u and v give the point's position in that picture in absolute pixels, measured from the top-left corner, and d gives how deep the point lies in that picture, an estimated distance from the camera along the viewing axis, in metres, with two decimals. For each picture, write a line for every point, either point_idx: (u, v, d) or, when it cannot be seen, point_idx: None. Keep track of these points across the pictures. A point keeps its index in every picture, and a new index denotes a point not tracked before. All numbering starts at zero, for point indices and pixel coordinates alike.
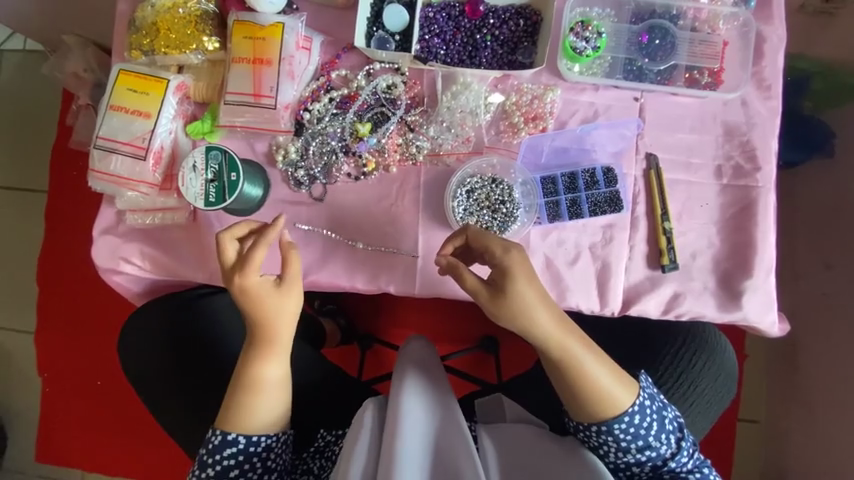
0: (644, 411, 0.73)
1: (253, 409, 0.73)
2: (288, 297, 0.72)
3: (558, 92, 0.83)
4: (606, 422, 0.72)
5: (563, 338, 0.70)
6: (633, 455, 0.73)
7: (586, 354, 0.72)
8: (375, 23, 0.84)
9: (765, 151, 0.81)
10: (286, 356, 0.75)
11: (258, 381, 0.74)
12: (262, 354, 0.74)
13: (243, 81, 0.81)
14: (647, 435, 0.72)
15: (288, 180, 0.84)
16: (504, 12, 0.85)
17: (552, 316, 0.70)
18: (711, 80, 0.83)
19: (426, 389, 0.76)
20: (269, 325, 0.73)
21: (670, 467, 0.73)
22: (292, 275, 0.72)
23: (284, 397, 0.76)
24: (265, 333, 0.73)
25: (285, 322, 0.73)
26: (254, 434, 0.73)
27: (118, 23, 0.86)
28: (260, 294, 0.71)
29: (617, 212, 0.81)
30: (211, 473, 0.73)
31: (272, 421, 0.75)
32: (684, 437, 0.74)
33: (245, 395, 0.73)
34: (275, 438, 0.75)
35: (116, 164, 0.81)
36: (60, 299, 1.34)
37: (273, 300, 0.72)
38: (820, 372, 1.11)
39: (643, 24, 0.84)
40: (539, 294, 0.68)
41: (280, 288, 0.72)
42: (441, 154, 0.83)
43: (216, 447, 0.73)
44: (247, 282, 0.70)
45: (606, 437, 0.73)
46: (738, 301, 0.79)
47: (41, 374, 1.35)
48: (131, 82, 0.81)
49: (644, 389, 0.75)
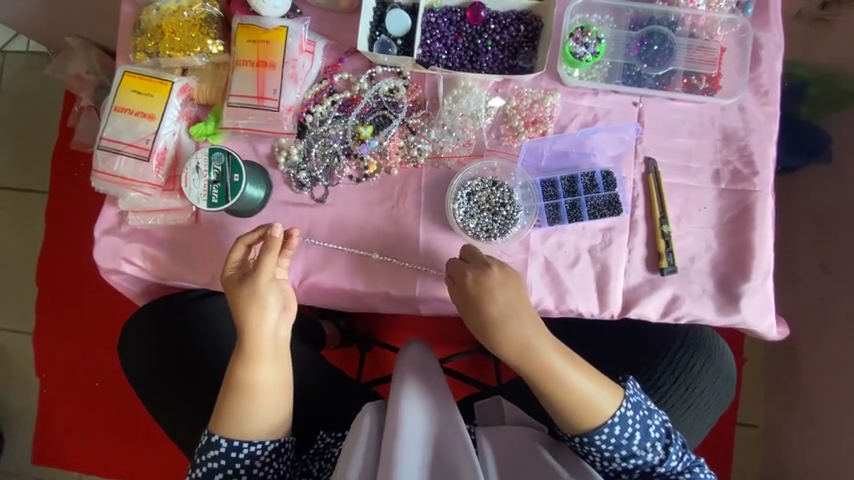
0: (625, 422, 0.73)
1: (246, 415, 0.73)
2: (256, 295, 0.73)
3: (558, 96, 0.84)
4: (586, 433, 0.73)
5: (537, 346, 0.73)
6: (619, 463, 0.74)
7: (561, 364, 0.74)
8: (378, 27, 0.85)
9: (762, 157, 0.82)
10: (277, 364, 0.76)
11: (249, 388, 0.74)
12: (247, 360, 0.74)
13: (247, 83, 0.82)
14: (629, 444, 0.73)
15: (290, 182, 0.84)
16: (505, 18, 0.86)
17: (522, 326, 0.73)
18: (709, 86, 0.84)
19: (424, 397, 0.75)
20: (252, 332, 0.74)
21: (659, 472, 0.73)
22: (263, 272, 0.73)
23: (280, 404, 0.76)
24: (251, 339, 0.74)
25: (264, 330, 0.74)
26: (236, 440, 0.73)
27: (123, 26, 0.87)
28: (233, 294, 0.74)
29: (616, 215, 0.82)
30: (199, 473, 0.73)
31: (269, 426, 0.75)
32: (671, 443, 0.74)
33: (233, 399, 0.74)
34: (260, 447, 0.74)
35: (119, 165, 0.81)
36: (60, 302, 1.34)
37: (240, 297, 0.74)
38: (819, 376, 1.12)
39: (642, 30, 0.85)
40: (516, 303, 0.74)
41: (245, 283, 0.74)
42: (442, 156, 0.84)
43: (203, 446, 0.73)
44: (224, 280, 0.75)
45: (589, 448, 0.74)
46: (737, 304, 0.80)
47: (39, 376, 1.35)
48: (135, 84, 0.82)
49: (629, 399, 0.75)
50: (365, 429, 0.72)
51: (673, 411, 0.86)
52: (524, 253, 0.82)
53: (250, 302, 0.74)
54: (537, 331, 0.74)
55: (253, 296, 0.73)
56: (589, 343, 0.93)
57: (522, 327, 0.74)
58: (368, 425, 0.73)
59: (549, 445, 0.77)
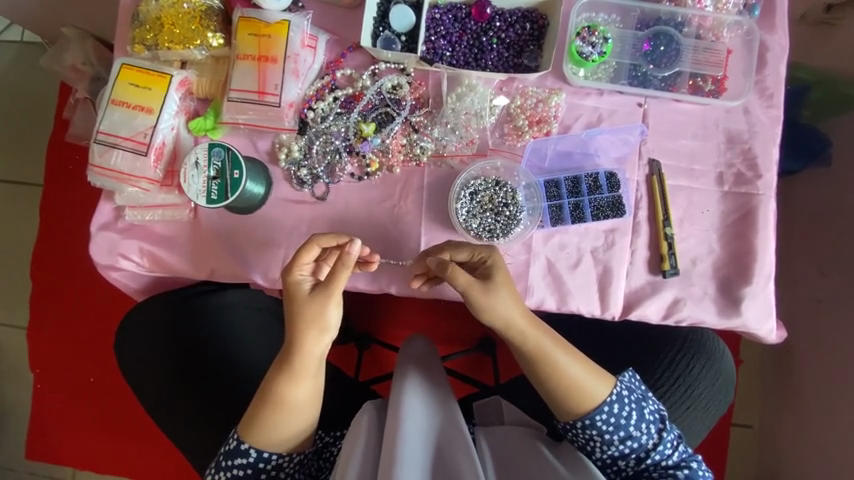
0: (622, 400, 0.74)
1: (286, 423, 0.71)
2: (323, 314, 0.68)
3: (563, 96, 0.83)
4: (587, 416, 0.73)
5: (542, 342, 0.73)
6: (616, 448, 0.74)
7: (561, 353, 0.73)
8: (381, 23, 0.84)
9: (766, 160, 0.81)
10: (315, 380, 0.72)
11: (289, 400, 0.70)
12: (284, 376, 0.70)
13: (247, 77, 0.80)
14: (627, 424, 0.73)
15: (290, 179, 0.83)
16: (511, 15, 0.86)
17: (523, 312, 0.72)
18: (714, 88, 0.83)
19: (425, 386, 0.77)
20: (304, 349, 0.69)
21: (654, 458, 0.73)
22: (338, 288, 0.69)
23: (310, 417, 0.73)
24: (301, 357, 0.70)
25: (319, 349, 0.70)
26: (266, 452, 0.72)
27: (121, 17, 0.85)
28: (296, 299, 0.69)
29: (620, 216, 0.81)
30: (225, 475, 0.73)
31: (302, 434, 0.73)
32: (666, 428, 0.75)
33: (263, 411, 0.71)
34: (284, 457, 0.73)
35: (116, 159, 0.80)
36: (53, 295, 1.33)
37: (304, 311, 0.68)
38: (815, 377, 1.12)
39: (649, 30, 0.84)
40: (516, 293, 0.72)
41: (315, 299, 0.68)
42: (445, 155, 0.83)
43: (230, 452, 0.72)
44: (289, 282, 0.70)
45: (591, 431, 0.74)
46: (738, 307, 0.80)
47: (33, 370, 1.34)
48: (133, 76, 0.80)
49: (621, 381, 0.76)
50: (367, 423, 0.72)
51: (674, 412, 0.86)
52: (527, 253, 0.81)
53: (313, 320, 0.69)
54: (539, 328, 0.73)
55: (317, 315, 0.69)
56: (590, 343, 0.93)
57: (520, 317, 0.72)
58: (368, 421, 0.73)
59: (548, 443, 0.77)
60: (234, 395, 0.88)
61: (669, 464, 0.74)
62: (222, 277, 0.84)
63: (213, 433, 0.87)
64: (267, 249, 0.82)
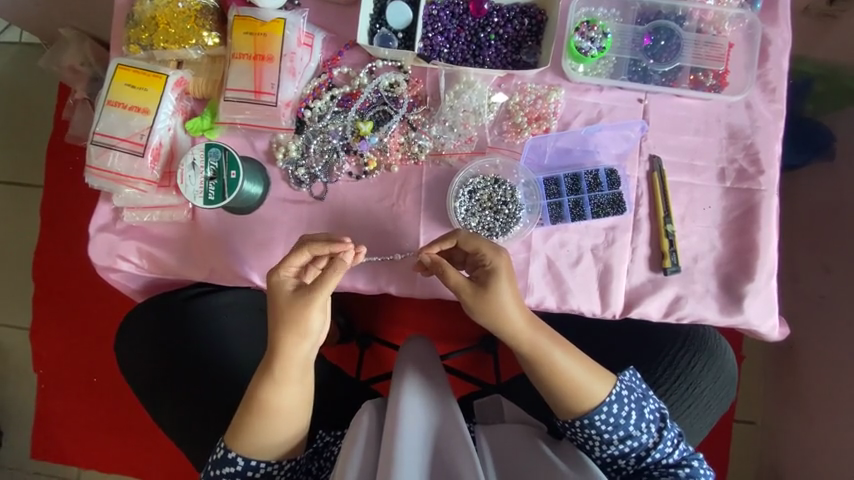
0: (622, 400, 0.73)
1: (275, 427, 0.71)
2: (306, 318, 0.68)
3: (562, 92, 0.82)
4: (586, 415, 0.73)
5: (541, 343, 0.73)
6: (616, 447, 0.74)
7: (558, 351, 0.73)
8: (378, 20, 0.83)
9: (768, 155, 0.80)
10: (301, 384, 0.72)
11: (275, 405, 0.71)
12: (269, 382, 0.71)
13: (244, 77, 0.80)
14: (627, 423, 0.73)
15: (288, 178, 0.83)
16: (508, 11, 0.85)
17: (522, 313, 0.72)
18: (716, 83, 0.82)
19: (425, 385, 0.76)
20: (286, 352, 0.70)
21: (654, 457, 0.73)
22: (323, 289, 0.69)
23: (298, 422, 0.73)
24: (285, 362, 0.70)
25: (303, 353, 0.70)
26: (253, 460, 0.72)
27: (117, 17, 0.85)
28: (281, 298, 0.69)
29: (620, 213, 0.81)
30: None
31: (290, 440, 0.73)
32: (666, 427, 0.74)
33: (250, 418, 0.71)
34: (275, 466, 0.73)
35: (113, 160, 0.79)
36: (57, 293, 1.33)
37: (289, 313, 0.69)
38: (818, 372, 1.12)
39: (648, 25, 0.83)
40: (515, 293, 0.71)
41: (298, 298, 0.68)
42: (443, 154, 0.82)
43: (218, 461, 0.72)
44: (273, 281, 0.70)
45: (589, 431, 0.74)
46: (740, 304, 0.79)
47: (38, 371, 1.35)
48: (129, 77, 0.80)
49: (622, 380, 0.75)
50: (365, 424, 0.72)
51: (674, 411, 0.86)
52: (526, 252, 0.80)
53: (296, 321, 0.69)
54: (539, 329, 0.73)
55: (302, 319, 0.69)
56: (589, 342, 0.93)
57: (520, 319, 0.72)
58: (368, 420, 0.73)
59: (548, 441, 0.77)
60: (235, 395, 0.88)
61: (670, 462, 0.74)
62: (221, 278, 0.84)
63: (215, 435, 0.87)
64: (266, 249, 0.82)
